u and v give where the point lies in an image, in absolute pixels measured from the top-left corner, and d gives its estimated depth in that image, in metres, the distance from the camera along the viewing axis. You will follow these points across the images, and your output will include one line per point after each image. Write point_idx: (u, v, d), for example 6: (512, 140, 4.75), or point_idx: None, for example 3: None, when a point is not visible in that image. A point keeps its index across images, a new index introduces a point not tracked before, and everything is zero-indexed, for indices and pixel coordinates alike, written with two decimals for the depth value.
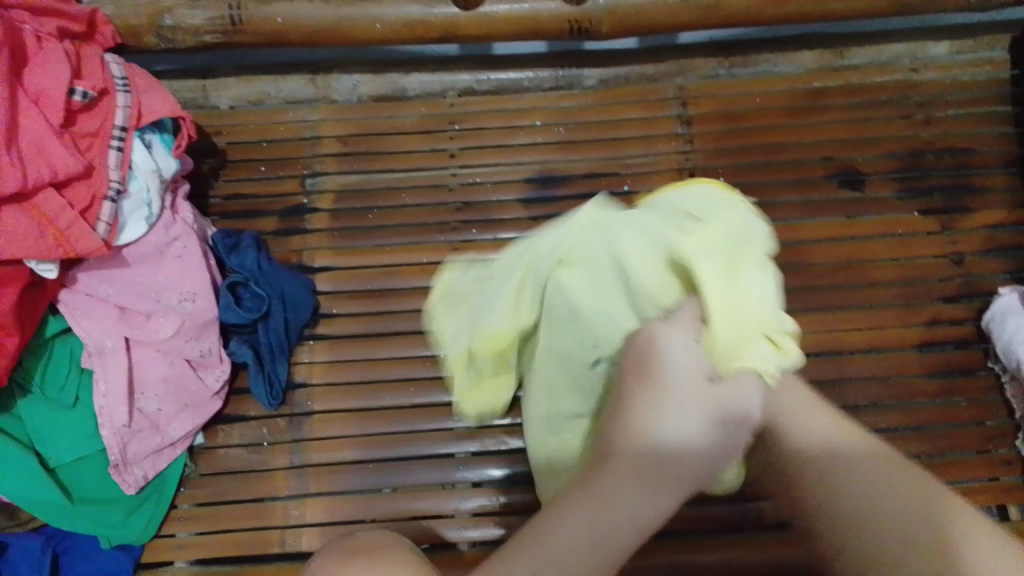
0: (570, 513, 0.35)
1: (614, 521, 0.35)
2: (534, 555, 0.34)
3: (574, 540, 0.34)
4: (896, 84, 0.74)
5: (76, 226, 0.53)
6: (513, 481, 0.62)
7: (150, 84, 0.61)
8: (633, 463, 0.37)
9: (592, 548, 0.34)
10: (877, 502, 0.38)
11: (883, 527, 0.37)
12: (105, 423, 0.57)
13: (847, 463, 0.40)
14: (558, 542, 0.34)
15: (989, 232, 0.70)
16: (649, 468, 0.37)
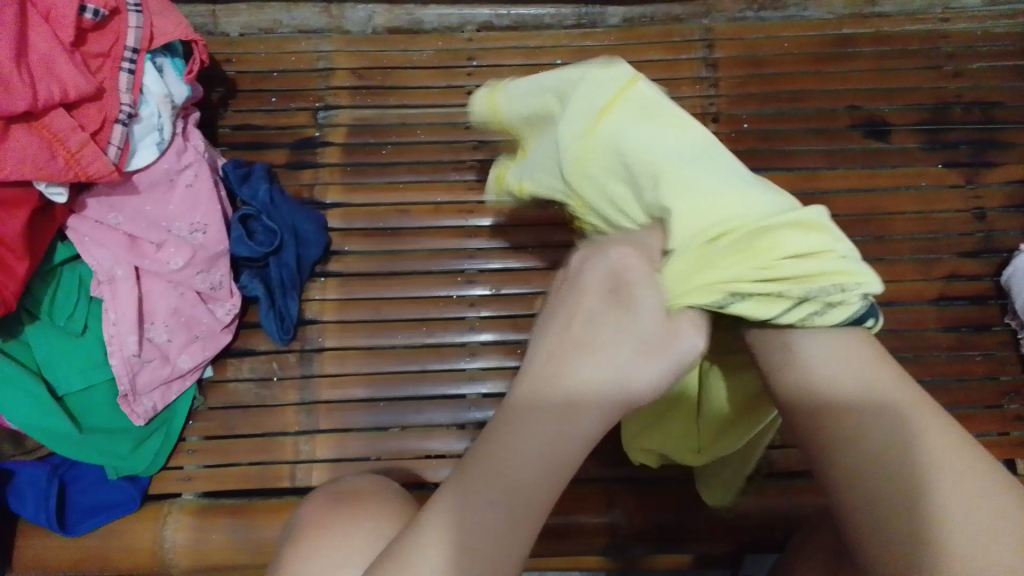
0: (520, 436, 0.33)
1: (530, 452, 0.32)
2: (457, 506, 0.32)
3: (500, 485, 0.32)
4: (926, 34, 0.72)
5: (86, 148, 0.51)
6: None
7: (162, 5, 0.59)
8: (548, 408, 0.33)
9: (513, 487, 0.32)
10: (881, 488, 0.34)
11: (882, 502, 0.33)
12: (114, 352, 0.56)
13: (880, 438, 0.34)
14: (483, 484, 0.32)
15: (1012, 188, 0.68)
16: (566, 410, 0.33)
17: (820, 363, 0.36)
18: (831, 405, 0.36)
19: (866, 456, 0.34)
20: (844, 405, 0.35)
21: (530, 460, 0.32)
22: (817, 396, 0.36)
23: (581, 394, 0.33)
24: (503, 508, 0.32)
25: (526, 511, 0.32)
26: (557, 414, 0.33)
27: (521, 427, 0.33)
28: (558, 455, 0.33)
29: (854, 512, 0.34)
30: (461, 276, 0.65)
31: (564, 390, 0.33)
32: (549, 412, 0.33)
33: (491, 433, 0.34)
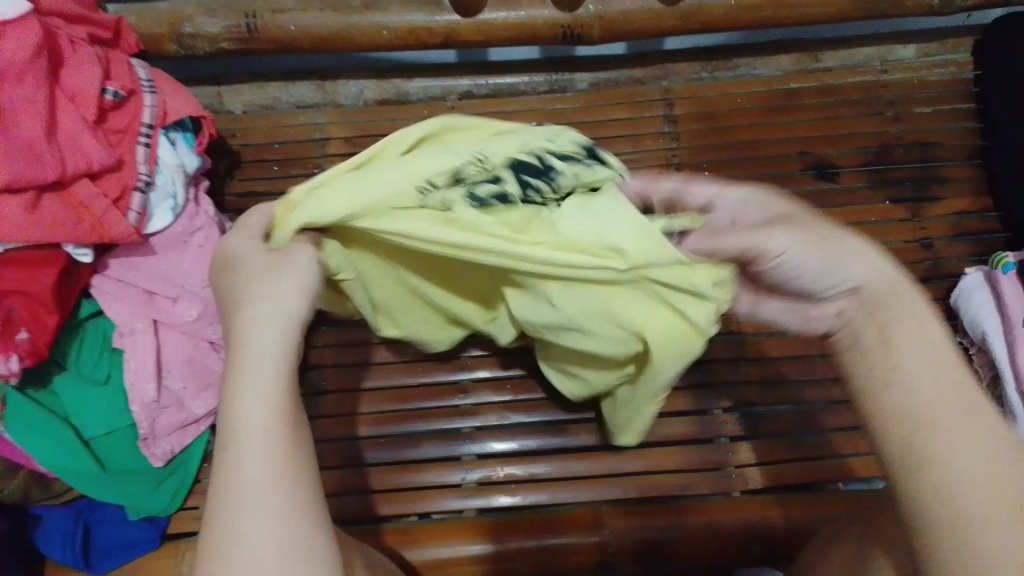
0: (252, 456, 0.35)
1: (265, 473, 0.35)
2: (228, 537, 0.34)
3: (257, 500, 0.34)
4: (867, 84, 0.79)
5: (110, 214, 0.58)
6: (517, 453, 0.66)
7: (172, 86, 0.66)
8: (253, 437, 0.36)
9: (271, 503, 0.34)
10: (949, 475, 0.35)
11: (949, 489, 0.34)
12: (135, 400, 0.61)
13: (946, 433, 0.35)
14: (240, 504, 0.34)
15: (954, 219, 0.74)
16: (231, 443, 0.36)
17: (914, 352, 0.37)
18: (922, 397, 0.36)
19: (953, 454, 0.35)
20: (939, 402, 0.36)
21: (270, 475, 0.35)
22: (911, 388, 0.37)
23: (236, 416, 0.36)
24: (262, 525, 0.34)
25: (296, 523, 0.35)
26: (239, 438, 0.36)
27: (244, 458, 0.35)
28: (288, 468, 0.36)
29: (929, 506, 0.35)
30: None
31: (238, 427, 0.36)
32: (261, 440, 0.36)
33: (218, 479, 0.35)
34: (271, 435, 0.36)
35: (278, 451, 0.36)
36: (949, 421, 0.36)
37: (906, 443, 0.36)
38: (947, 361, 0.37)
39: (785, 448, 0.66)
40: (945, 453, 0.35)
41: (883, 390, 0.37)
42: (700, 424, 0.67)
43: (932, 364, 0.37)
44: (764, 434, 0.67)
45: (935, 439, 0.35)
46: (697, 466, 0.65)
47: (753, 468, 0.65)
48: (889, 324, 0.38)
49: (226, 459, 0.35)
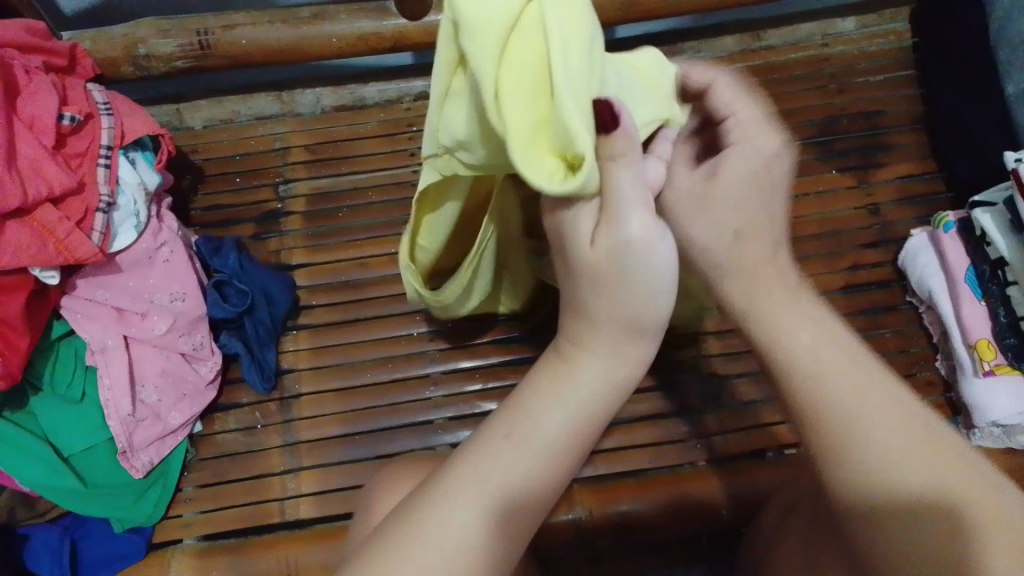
0: (547, 405, 0.39)
1: (548, 428, 0.39)
2: (487, 489, 0.38)
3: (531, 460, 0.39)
4: (809, 59, 0.82)
5: (73, 236, 0.59)
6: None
7: (130, 107, 0.68)
8: (568, 384, 0.40)
9: (548, 465, 0.39)
10: (874, 484, 0.36)
11: (894, 496, 0.36)
12: (111, 414, 0.62)
13: (861, 428, 0.37)
14: (536, 434, 0.39)
15: (901, 182, 0.77)
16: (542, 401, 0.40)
17: (795, 346, 0.40)
18: (849, 423, 0.37)
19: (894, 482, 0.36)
20: (851, 427, 0.37)
21: (544, 450, 0.39)
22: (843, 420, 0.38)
23: (579, 414, 0.39)
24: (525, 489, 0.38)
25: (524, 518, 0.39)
26: (554, 413, 0.39)
27: (539, 425, 0.39)
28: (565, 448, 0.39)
29: (872, 515, 0.36)
30: (419, 315, 0.72)
31: (542, 435, 0.39)
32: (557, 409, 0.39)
33: (514, 425, 0.39)
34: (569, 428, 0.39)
35: (564, 414, 0.39)
36: (873, 444, 0.37)
37: (857, 469, 0.37)
38: (844, 366, 0.39)
39: (748, 418, 0.68)
40: (865, 462, 0.37)
41: (807, 403, 0.39)
42: (666, 398, 0.69)
43: (824, 366, 0.39)
44: (727, 405, 0.69)
45: (841, 441, 0.37)
46: (662, 441, 0.68)
47: (718, 437, 0.68)
48: (765, 332, 0.41)
49: (533, 393, 0.40)
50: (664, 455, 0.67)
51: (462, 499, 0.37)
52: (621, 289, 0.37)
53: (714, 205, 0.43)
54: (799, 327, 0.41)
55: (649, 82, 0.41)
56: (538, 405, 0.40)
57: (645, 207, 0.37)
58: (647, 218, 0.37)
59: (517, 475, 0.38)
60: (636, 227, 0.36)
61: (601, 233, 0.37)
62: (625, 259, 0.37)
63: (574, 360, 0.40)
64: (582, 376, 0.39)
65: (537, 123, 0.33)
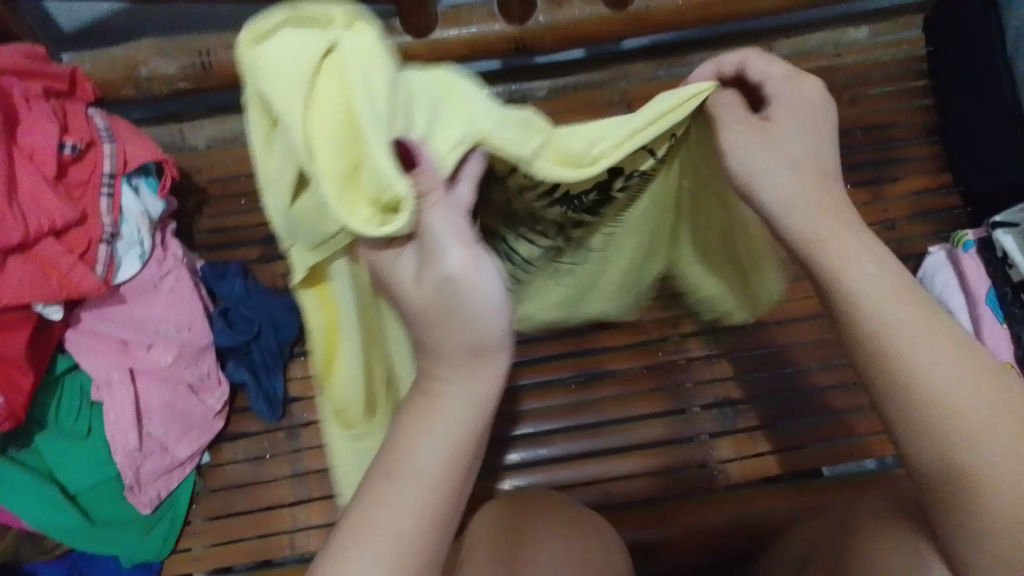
0: (421, 435, 0.33)
1: (428, 456, 0.33)
2: (373, 530, 0.32)
3: (413, 493, 0.32)
4: (822, 70, 0.80)
5: (76, 269, 0.57)
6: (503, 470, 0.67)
7: (131, 132, 0.66)
8: (455, 406, 0.33)
9: (429, 515, 0.33)
10: (945, 439, 0.33)
11: (956, 455, 0.32)
12: (117, 449, 0.61)
13: (914, 365, 0.33)
14: (418, 467, 0.33)
15: (916, 197, 0.75)
16: (428, 426, 0.33)
17: (851, 270, 0.35)
18: (904, 351, 0.34)
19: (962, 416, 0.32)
20: (906, 367, 0.34)
21: (429, 486, 0.33)
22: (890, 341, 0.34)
23: (464, 440, 0.34)
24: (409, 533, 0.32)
25: (425, 550, 0.33)
26: (445, 446, 0.33)
27: (421, 456, 0.33)
28: (453, 477, 0.33)
29: (941, 478, 0.33)
30: None
31: (422, 468, 0.33)
32: (441, 450, 0.33)
33: (390, 460, 0.33)
34: (455, 453, 0.34)
35: (445, 444, 0.33)
36: (931, 372, 0.33)
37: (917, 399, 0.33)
38: (899, 293, 0.35)
39: (763, 442, 0.68)
40: (919, 398, 0.33)
41: (864, 324, 0.35)
42: (680, 424, 0.68)
43: (881, 297, 0.35)
44: (743, 429, 0.68)
45: (904, 386, 0.34)
46: (677, 466, 0.67)
47: (733, 464, 0.67)
48: (817, 259, 0.36)
49: (408, 423, 0.34)
50: (677, 483, 0.67)
51: (406, 522, 0.32)
52: (453, 324, 0.32)
53: (776, 140, 0.38)
54: (865, 257, 0.36)
55: (459, 100, 0.32)
56: (405, 444, 0.33)
57: (464, 243, 0.31)
58: (469, 246, 0.31)
59: (404, 511, 0.32)
60: (455, 261, 0.31)
61: (426, 267, 0.31)
62: (442, 285, 0.31)
63: (434, 392, 0.34)
64: (448, 408, 0.33)
65: (349, 170, 0.29)
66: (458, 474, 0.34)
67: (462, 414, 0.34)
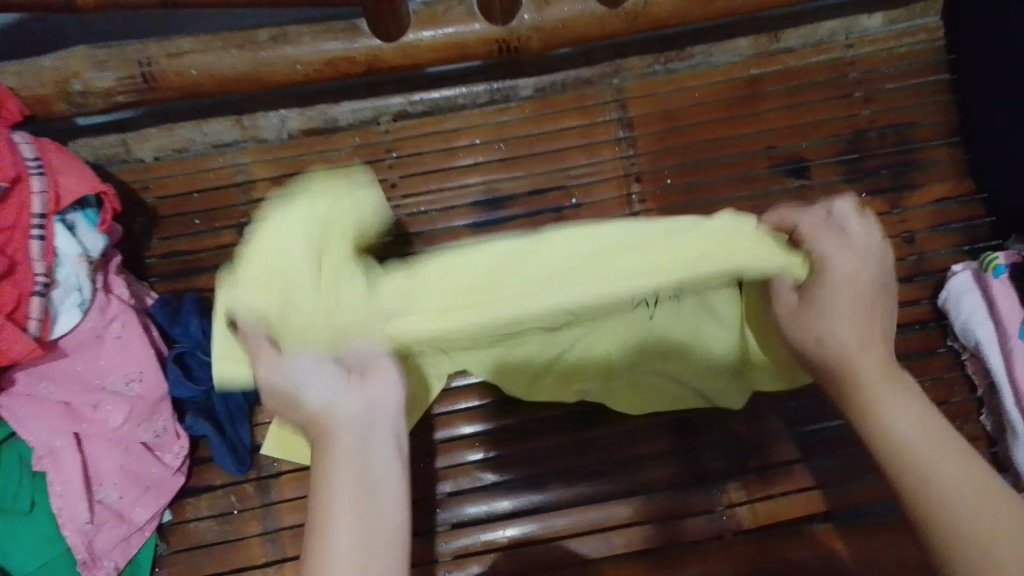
0: (320, 478, 0.44)
1: (337, 484, 0.44)
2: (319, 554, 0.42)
3: (343, 512, 0.43)
4: (833, 63, 0.73)
5: (5, 331, 0.51)
6: (493, 518, 0.63)
7: (64, 158, 0.58)
8: (345, 442, 0.45)
9: (363, 534, 0.43)
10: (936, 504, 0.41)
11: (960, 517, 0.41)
12: (66, 524, 0.55)
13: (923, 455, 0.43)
14: (325, 501, 0.43)
15: (936, 206, 0.70)
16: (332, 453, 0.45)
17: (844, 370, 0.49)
18: (913, 454, 0.44)
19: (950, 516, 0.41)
20: (907, 458, 0.44)
21: (347, 498, 0.43)
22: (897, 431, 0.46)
23: (345, 466, 0.44)
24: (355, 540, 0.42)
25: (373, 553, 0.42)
26: (337, 477, 0.44)
27: (331, 494, 0.43)
28: (360, 491, 0.44)
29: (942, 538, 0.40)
30: None
31: (332, 488, 0.44)
32: (347, 475, 0.44)
33: (315, 501, 0.44)
34: (354, 484, 0.44)
35: (340, 476, 0.44)
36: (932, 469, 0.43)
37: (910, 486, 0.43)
38: (911, 403, 0.46)
39: (773, 482, 0.63)
40: (906, 473, 0.43)
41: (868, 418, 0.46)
42: (684, 464, 0.63)
43: (872, 384, 0.47)
44: (754, 470, 0.63)
45: (889, 460, 0.44)
46: (682, 512, 0.62)
47: (744, 508, 0.63)
48: (851, 391, 0.48)
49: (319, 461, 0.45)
50: (683, 529, 0.62)
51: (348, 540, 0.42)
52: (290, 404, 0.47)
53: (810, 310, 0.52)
54: (831, 345, 0.50)
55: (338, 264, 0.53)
56: (319, 500, 0.44)
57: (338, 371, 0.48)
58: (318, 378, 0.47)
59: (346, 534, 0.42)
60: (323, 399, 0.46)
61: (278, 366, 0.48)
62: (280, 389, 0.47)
63: (329, 445, 0.45)
64: (338, 454, 0.45)
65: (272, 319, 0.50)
66: (364, 473, 0.45)
67: (338, 454, 0.45)
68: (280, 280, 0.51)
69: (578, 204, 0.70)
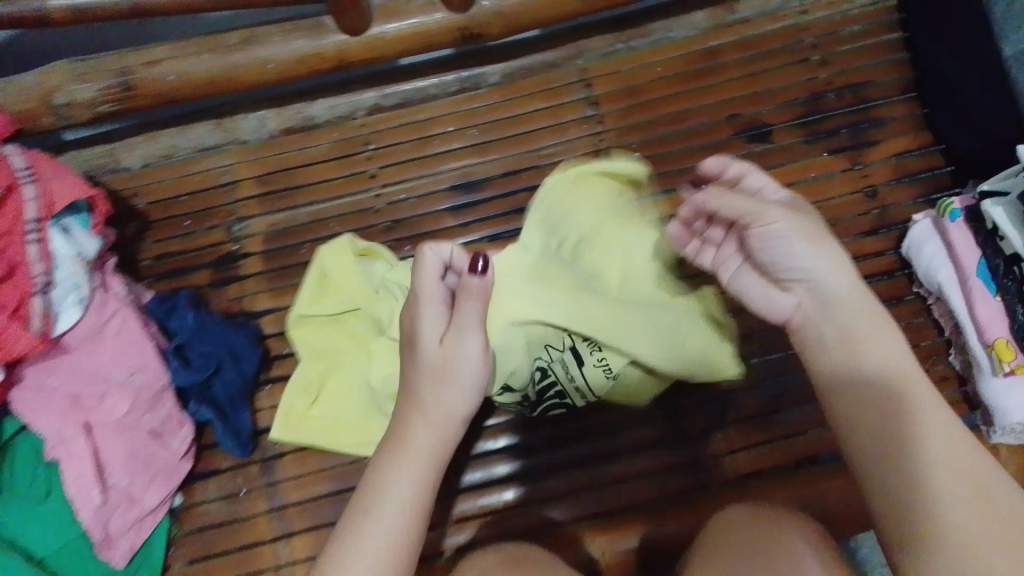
0: (398, 476, 0.44)
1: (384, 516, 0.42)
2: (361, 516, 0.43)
3: (399, 486, 0.44)
4: (788, 30, 0.76)
5: (11, 328, 0.54)
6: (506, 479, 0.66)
7: (54, 167, 0.61)
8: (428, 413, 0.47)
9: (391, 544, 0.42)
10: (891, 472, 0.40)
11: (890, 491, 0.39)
12: (82, 509, 0.58)
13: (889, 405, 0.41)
14: (378, 488, 0.44)
15: (896, 160, 0.72)
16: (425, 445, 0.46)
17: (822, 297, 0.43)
18: (905, 438, 0.40)
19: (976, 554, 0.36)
20: (901, 431, 0.40)
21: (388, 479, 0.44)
22: (904, 385, 0.41)
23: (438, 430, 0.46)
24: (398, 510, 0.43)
25: (404, 544, 0.42)
26: (427, 456, 0.45)
27: (394, 486, 0.44)
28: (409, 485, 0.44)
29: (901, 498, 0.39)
30: None
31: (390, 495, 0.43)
32: (452, 398, 0.47)
33: (349, 517, 0.43)
34: (423, 453, 0.45)
35: (396, 475, 0.44)
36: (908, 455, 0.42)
37: (893, 477, 0.39)
38: (894, 360, 0.42)
39: (754, 432, 0.66)
40: (896, 447, 0.40)
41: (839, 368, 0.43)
42: (667, 422, 0.66)
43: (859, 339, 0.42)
44: (733, 422, 0.66)
45: (891, 438, 0.40)
46: (676, 466, 0.65)
47: (726, 458, 0.65)
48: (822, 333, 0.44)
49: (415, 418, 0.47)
50: (672, 480, 0.65)
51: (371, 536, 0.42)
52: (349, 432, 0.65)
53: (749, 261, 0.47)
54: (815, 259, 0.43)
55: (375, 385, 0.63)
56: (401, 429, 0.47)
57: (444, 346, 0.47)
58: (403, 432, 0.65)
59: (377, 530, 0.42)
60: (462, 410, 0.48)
61: (447, 339, 0.47)
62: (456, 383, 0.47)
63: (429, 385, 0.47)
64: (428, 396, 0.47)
65: (318, 317, 0.66)
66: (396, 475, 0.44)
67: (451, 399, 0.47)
68: (312, 299, 0.65)
69: None
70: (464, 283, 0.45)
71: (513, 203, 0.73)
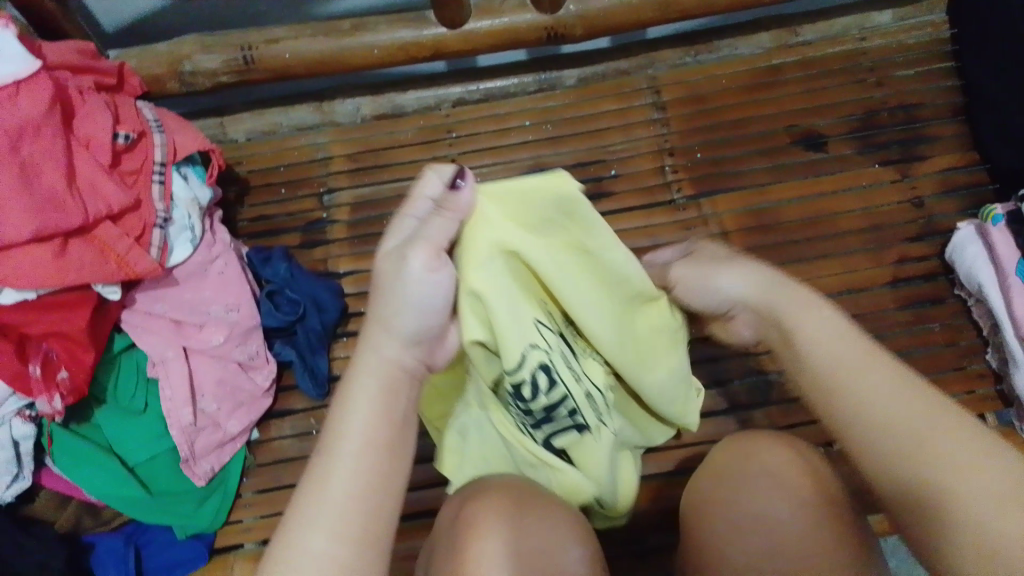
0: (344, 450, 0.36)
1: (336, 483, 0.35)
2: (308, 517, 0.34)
3: (355, 455, 0.36)
4: (848, 53, 0.81)
5: (133, 251, 0.60)
6: None
7: (179, 123, 0.69)
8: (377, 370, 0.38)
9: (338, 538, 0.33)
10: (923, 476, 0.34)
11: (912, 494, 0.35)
12: (173, 424, 0.64)
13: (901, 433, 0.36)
14: (343, 446, 0.36)
15: (943, 175, 0.77)
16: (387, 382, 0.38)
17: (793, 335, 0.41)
18: (922, 448, 0.34)
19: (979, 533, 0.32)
20: (876, 429, 0.36)
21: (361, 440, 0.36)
22: (919, 421, 0.35)
23: (380, 418, 0.37)
24: (364, 453, 0.36)
25: (362, 530, 0.34)
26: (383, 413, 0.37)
27: (346, 455, 0.36)
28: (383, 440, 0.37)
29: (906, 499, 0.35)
30: None
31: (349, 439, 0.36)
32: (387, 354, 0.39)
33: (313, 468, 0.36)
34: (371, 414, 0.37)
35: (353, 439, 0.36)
36: (868, 400, 0.37)
37: (930, 489, 0.34)
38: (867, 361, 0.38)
39: (796, 413, 0.69)
40: (929, 476, 0.34)
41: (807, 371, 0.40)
42: (713, 398, 0.70)
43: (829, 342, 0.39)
44: (776, 402, 0.69)
45: (893, 450, 0.35)
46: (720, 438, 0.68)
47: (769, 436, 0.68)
48: (779, 324, 0.42)
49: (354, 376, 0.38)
50: None
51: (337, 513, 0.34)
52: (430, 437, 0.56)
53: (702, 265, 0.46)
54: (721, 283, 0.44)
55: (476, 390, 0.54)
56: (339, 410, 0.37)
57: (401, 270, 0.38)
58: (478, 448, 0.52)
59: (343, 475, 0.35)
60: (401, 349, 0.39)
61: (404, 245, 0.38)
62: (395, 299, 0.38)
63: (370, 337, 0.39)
64: (369, 358, 0.38)
65: None
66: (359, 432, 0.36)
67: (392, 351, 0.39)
68: None
69: (616, 174, 0.79)
70: (441, 199, 0.38)
71: (580, 191, 0.78)
